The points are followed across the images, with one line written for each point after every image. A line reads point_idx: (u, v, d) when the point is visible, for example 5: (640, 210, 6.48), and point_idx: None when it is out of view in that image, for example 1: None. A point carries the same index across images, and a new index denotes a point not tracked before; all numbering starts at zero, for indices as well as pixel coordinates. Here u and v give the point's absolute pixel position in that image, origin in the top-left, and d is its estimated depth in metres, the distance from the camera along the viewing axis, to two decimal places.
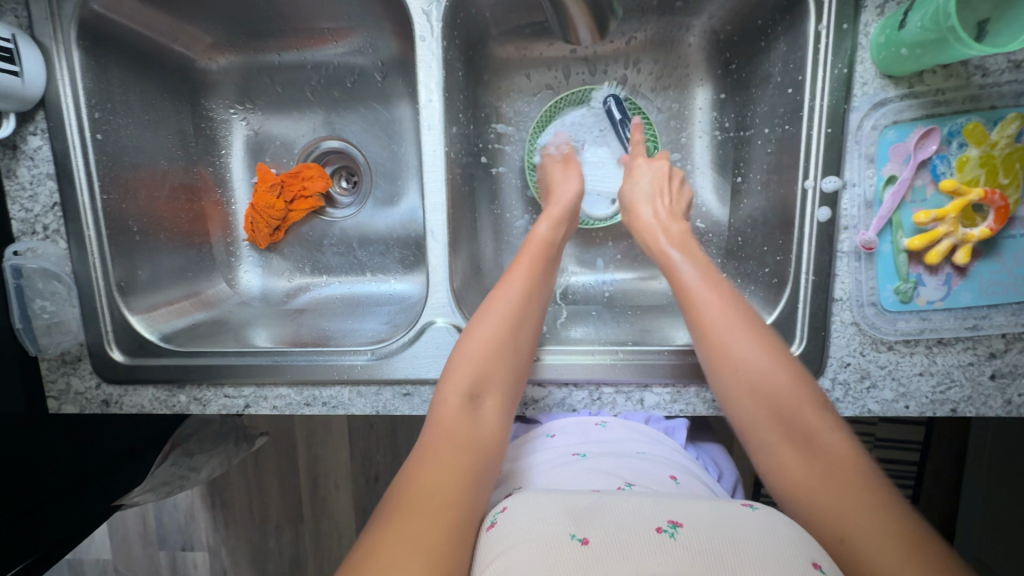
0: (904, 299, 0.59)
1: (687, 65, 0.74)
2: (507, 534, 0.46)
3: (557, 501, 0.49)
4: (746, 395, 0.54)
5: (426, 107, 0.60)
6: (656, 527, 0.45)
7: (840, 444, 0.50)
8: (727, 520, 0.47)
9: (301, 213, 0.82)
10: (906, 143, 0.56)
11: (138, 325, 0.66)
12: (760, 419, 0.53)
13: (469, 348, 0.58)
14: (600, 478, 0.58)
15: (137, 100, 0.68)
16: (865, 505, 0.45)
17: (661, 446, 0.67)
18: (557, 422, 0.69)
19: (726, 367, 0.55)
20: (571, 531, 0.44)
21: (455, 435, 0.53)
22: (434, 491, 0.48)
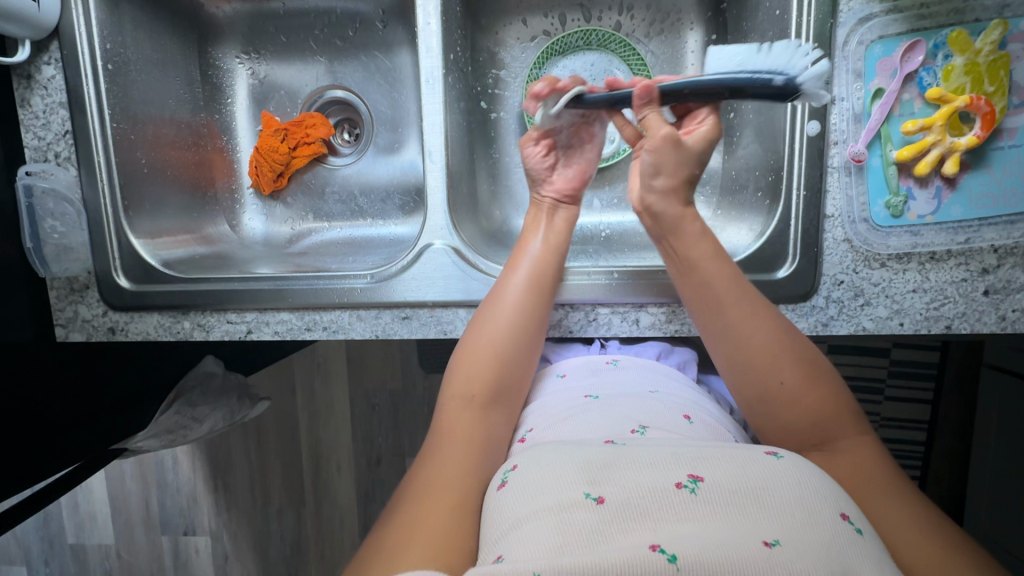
0: (895, 214, 0.59)
1: (678, 9, 0.77)
2: (522, 493, 0.47)
3: (570, 454, 0.49)
4: (771, 402, 0.56)
5: (425, 30, 0.62)
6: (676, 482, 0.44)
7: (862, 451, 0.53)
8: (749, 466, 0.46)
9: (304, 160, 0.84)
10: (892, 57, 0.57)
11: (143, 250, 0.68)
12: (787, 427, 0.56)
13: (474, 355, 0.61)
14: (614, 421, 0.57)
15: (146, 38, 0.71)
16: (892, 504, 0.49)
17: (673, 381, 0.67)
18: (567, 362, 0.70)
19: (749, 375, 0.57)
20: (584, 489, 0.44)
21: (467, 438, 0.56)
22: (448, 483, 0.51)
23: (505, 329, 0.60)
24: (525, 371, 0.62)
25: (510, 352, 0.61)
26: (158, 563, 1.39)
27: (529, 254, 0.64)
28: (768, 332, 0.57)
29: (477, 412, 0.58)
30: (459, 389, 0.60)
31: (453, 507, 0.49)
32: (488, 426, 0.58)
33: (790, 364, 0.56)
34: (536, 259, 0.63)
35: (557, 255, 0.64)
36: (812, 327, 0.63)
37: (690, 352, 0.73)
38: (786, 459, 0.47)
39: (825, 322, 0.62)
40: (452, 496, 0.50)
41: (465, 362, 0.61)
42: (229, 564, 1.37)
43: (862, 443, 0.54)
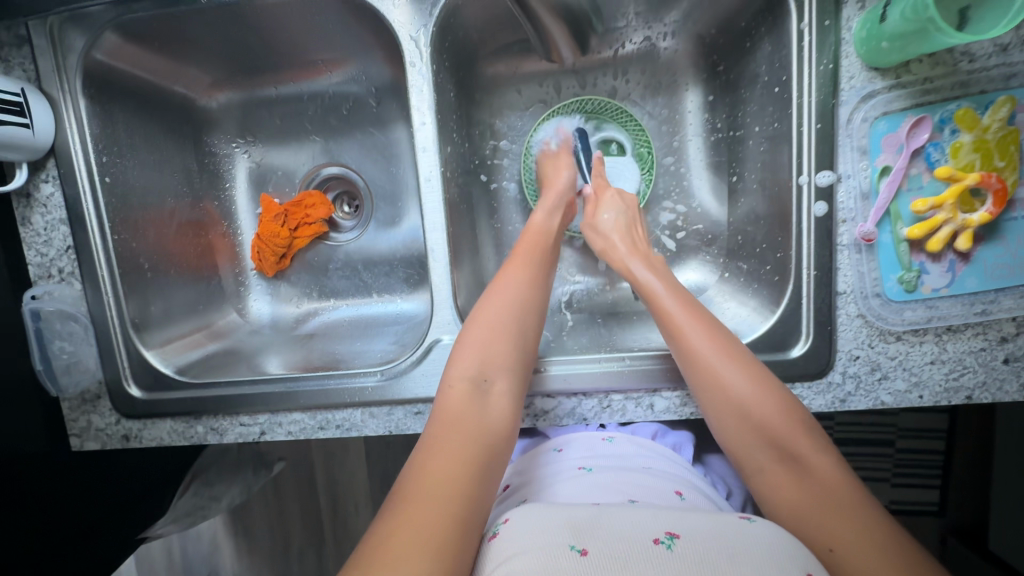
0: (909, 289, 0.58)
1: (675, 71, 0.75)
2: (506, 548, 0.46)
3: (557, 512, 0.49)
4: (733, 415, 0.54)
5: (420, 130, 0.61)
6: (653, 539, 0.45)
7: (829, 466, 0.50)
8: (727, 529, 0.47)
9: (306, 239, 0.83)
10: (898, 133, 0.56)
11: (153, 358, 0.68)
12: (751, 443, 0.54)
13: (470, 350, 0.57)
14: (605, 491, 0.57)
15: (141, 141, 0.70)
16: (852, 521, 0.46)
17: (667, 460, 0.66)
18: (564, 436, 0.70)
19: (717, 392, 0.55)
20: (568, 540, 0.44)
21: (467, 424, 0.52)
22: (442, 479, 0.47)
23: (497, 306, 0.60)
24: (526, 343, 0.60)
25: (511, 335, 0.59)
26: None
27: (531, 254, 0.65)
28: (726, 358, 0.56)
29: (473, 409, 0.53)
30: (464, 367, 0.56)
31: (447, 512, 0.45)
32: (496, 407, 0.55)
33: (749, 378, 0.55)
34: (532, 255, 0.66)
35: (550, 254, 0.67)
36: (830, 404, 0.62)
37: (687, 433, 0.74)
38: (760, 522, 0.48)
39: (843, 398, 0.61)
40: (449, 497, 0.46)
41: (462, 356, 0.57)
42: None
43: (827, 456, 0.51)
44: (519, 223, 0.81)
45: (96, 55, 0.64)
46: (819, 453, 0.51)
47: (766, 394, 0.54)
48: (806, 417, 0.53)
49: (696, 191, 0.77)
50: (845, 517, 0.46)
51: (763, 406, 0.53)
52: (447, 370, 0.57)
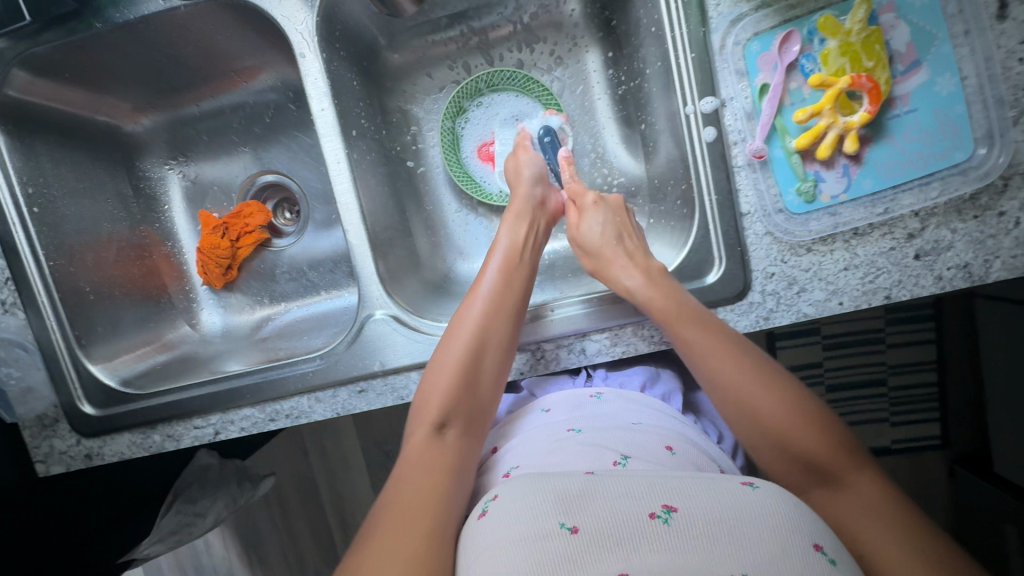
0: (809, 199, 0.60)
1: (572, 32, 0.78)
2: (498, 521, 0.48)
3: (548, 483, 0.49)
4: (767, 437, 0.57)
5: (320, 116, 0.63)
6: (650, 513, 0.46)
7: (869, 481, 0.53)
8: (726, 496, 0.48)
9: (249, 248, 0.86)
10: (771, 51, 0.58)
11: (101, 373, 0.70)
12: (788, 466, 0.57)
13: (441, 387, 0.60)
14: (596, 450, 0.58)
15: (69, 170, 0.73)
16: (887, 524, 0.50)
17: (658, 413, 0.66)
18: (551, 397, 0.69)
19: (743, 415, 0.58)
20: (560, 518, 0.45)
21: (437, 467, 0.56)
22: (409, 505, 0.52)
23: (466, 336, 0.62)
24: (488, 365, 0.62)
25: (472, 381, 0.61)
26: None
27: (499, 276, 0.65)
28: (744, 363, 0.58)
29: (437, 449, 0.58)
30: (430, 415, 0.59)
31: (425, 533, 0.50)
32: (456, 452, 0.58)
33: (784, 399, 0.57)
34: (502, 280, 0.65)
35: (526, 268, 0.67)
36: (755, 323, 0.63)
37: (673, 382, 0.74)
38: (762, 490, 0.49)
39: (767, 315, 0.63)
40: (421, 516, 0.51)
41: (429, 399, 0.60)
42: None
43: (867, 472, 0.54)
44: (451, 202, 0.83)
45: (9, 91, 0.67)
46: (860, 473, 0.54)
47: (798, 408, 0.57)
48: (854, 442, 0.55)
49: (612, 148, 0.79)
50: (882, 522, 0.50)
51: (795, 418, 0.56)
52: (414, 414, 0.61)
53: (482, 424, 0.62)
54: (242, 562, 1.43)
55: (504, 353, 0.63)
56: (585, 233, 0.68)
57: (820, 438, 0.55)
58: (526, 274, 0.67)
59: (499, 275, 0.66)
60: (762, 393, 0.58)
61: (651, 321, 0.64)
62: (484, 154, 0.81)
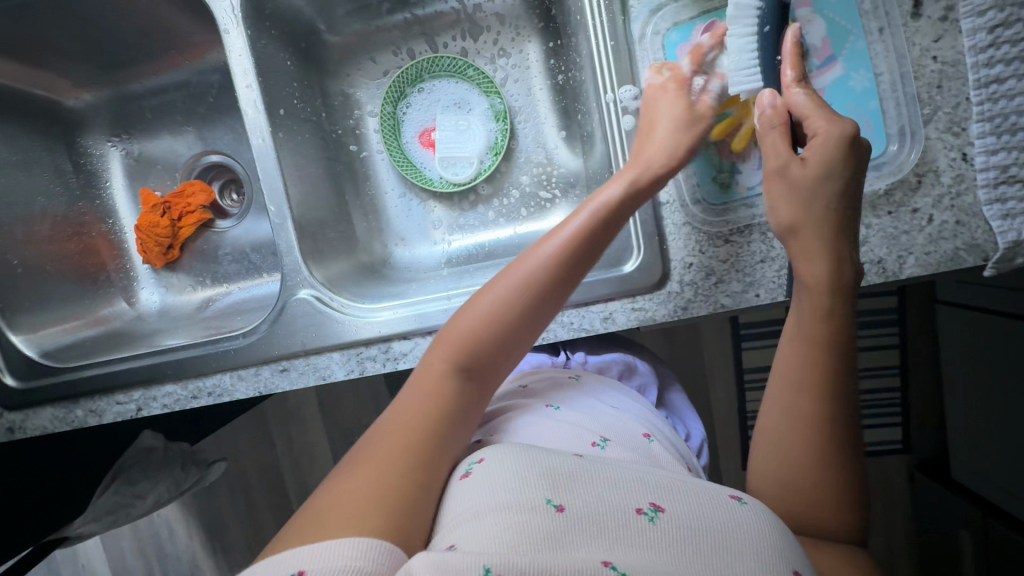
0: (724, 189, 0.61)
1: (515, 20, 0.78)
2: (482, 487, 0.45)
3: (539, 457, 0.48)
4: (788, 379, 0.52)
5: (246, 93, 0.63)
6: (637, 508, 0.44)
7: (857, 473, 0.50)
8: (716, 501, 0.46)
9: (190, 228, 0.86)
10: (690, 41, 0.59)
11: (21, 343, 0.70)
12: (799, 417, 0.51)
13: (474, 339, 0.53)
14: (579, 432, 0.60)
15: (2, 144, 0.74)
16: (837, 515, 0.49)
17: (633, 401, 0.72)
18: (532, 377, 0.75)
19: (794, 343, 0.53)
20: (547, 494, 0.44)
21: (434, 423, 0.49)
22: (395, 456, 0.47)
23: (520, 300, 0.54)
24: (508, 354, 0.55)
25: (503, 355, 0.54)
26: None
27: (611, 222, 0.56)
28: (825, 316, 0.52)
29: (440, 396, 0.51)
30: (456, 356, 0.53)
31: (403, 491, 0.45)
32: (460, 413, 0.51)
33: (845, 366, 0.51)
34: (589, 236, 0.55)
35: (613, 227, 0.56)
36: (673, 313, 0.63)
37: (651, 376, 0.82)
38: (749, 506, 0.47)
39: (684, 305, 0.63)
40: (398, 476, 0.46)
41: (454, 337, 0.53)
42: None
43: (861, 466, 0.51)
44: (395, 187, 0.83)
45: None
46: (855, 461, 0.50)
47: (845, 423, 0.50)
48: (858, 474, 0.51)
49: (551, 141, 0.79)
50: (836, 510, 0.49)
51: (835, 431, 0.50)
52: (428, 349, 0.55)
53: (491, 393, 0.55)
54: (206, 551, 1.43)
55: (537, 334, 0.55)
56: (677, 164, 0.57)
57: (842, 433, 0.50)
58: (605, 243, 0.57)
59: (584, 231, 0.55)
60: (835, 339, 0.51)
61: (571, 308, 0.64)
62: (428, 139, 0.81)
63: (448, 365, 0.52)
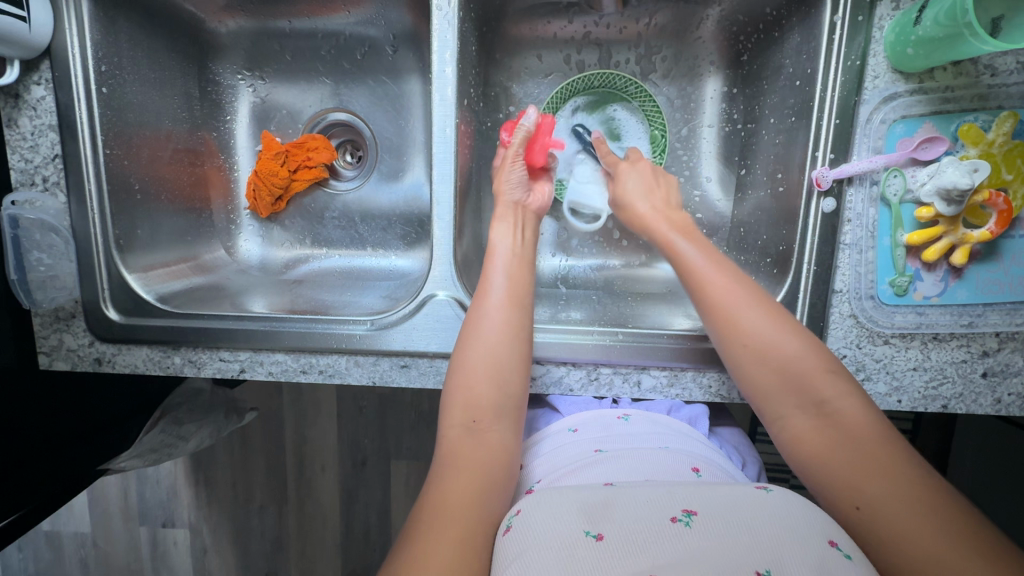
0: (900, 293, 0.59)
1: (698, 56, 0.75)
2: (530, 533, 0.48)
3: (572, 499, 0.51)
4: (740, 342, 0.56)
5: (439, 77, 0.59)
6: (671, 517, 0.47)
7: (857, 410, 0.52)
8: (743, 501, 0.49)
9: (304, 183, 0.81)
10: (913, 140, 0.56)
11: (134, 283, 0.65)
12: (772, 385, 0.55)
13: (466, 384, 0.59)
14: (623, 475, 0.59)
15: (144, 57, 0.67)
16: (875, 470, 0.48)
17: (682, 437, 0.65)
18: (577, 415, 0.69)
19: (740, 338, 0.56)
20: (584, 526, 0.47)
21: (471, 461, 0.55)
22: (446, 504, 0.51)
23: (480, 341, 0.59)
24: (512, 380, 0.60)
25: (495, 363, 0.59)
26: (136, 553, 1.46)
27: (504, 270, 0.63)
28: (765, 315, 0.56)
29: (468, 449, 0.56)
30: (457, 411, 0.58)
31: (457, 539, 0.49)
32: (489, 445, 0.57)
33: (783, 333, 0.55)
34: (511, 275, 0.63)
35: (528, 268, 0.65)
36: None
37: (702, 406, 0.72)
38: (775, 493, 0.50)
39: None
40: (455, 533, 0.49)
41: (454, 397, 0.59)
42: (207, 558, 1.44)
43: (857, 404, 0.52)
44: None
45: None
46: (845, 396, 0.52)
47: (797, 347, 0.54)
48: (834, 364, 0.54)
49: (701, 180, 0.77)
50: (873, 465, 0.48)
51: (795, 362, 0.54)
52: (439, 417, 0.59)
53: (516, 416, 0.59)
54: (189, 481, 1.40)
55: (516, 345, 0.60)
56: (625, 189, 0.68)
57: (813, 368, 0.54)
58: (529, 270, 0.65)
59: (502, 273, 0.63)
60: (777, 335, 0.55)
61: (712, 370, 0.63)
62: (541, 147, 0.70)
63: (460, 422, 0.58)
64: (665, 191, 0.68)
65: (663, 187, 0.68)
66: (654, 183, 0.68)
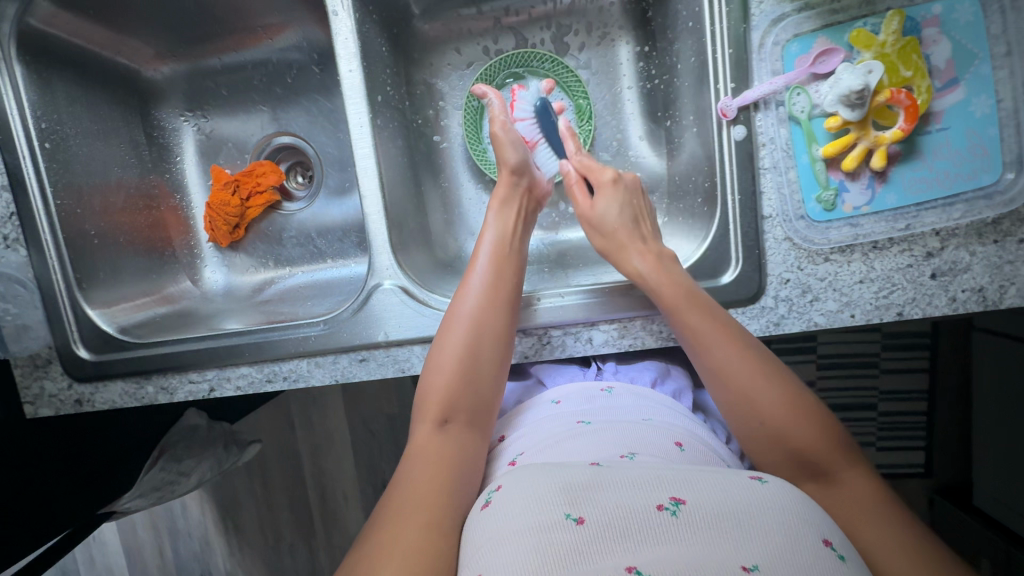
0: (829, 208, 0.59)
1: (608, 22, 0.77)
2: (504, 515, 0.46)
3: (555, 476, 0.48)
4: (747, 408, 0.56)
5: (347, 77, 0.62)
6: (656, 504, 0.44)
7: (861, 478, 0.52)
8: (735, 487, 0.47)
9: (258, 209, 0.84)
10: (810, 55, 0.57)
11: (97, 317, 0.69)
12: (781, 460, 0.55)
13: (436, 370, 0.61)
14: (603, 446, 0.57)
15: (84, 111, 0.72)
16: (880, 530, 0.48)
17: (668, 410, 0.65)
18: (561, 388, 0.69)
19: (744, 402, 0.56)
20: (565, 509, 0.44)
21: (439, 459, 0.55)
22: (412, 503, 0.51)
23: (461, 334, 0.61)
24: (489, 367, 0.61)
25: (472, 357, 0.61)
26: None
27: (490, 270, 0.65)
28: (768, 377, 0.56)
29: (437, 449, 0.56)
30: (431, 409, 0.59)
31: (422, 525, 0.49)
32: (462, 447, 0.57)
33: (788, 395, 0.55)
34: (493, 272, 0.65)
35: (513, 262, 0.66)
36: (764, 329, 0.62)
37: (685, 379, 0.73)
38: (769, 487, 0.47)
39: (777, 321, 0.62)
40: (416, 525, 0.49)
41: (429, 396, 0.60)
42: None
43: (858, 471, 0.53)
44: (469, 180, 0.82)
45: (30, 20, 0.64)
46: (856, 470, 0.53)
47: (801, 412, 0.54)
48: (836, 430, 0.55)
49: (633, 141, 0.78)
50: (883, 531, 0.48)
51: (798, 427, 0.54)
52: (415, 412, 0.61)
53: (486, 414, 0.61)
54: (217, 529, 1.42)
55: (500, 345, 0.62)
56: (600, 214, 0.68)
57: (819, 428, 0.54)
58: (515, 266, 0.67)
59: (488, 269, 0.65)
60: (783, 398, 0.55)
61: (660, 316, 0.64)
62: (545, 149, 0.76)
63: (432, 421, 0.59)
64: (644, 218, 0.68)
65: (643, 212, 0.69)
66: (636, 209, 0.68)
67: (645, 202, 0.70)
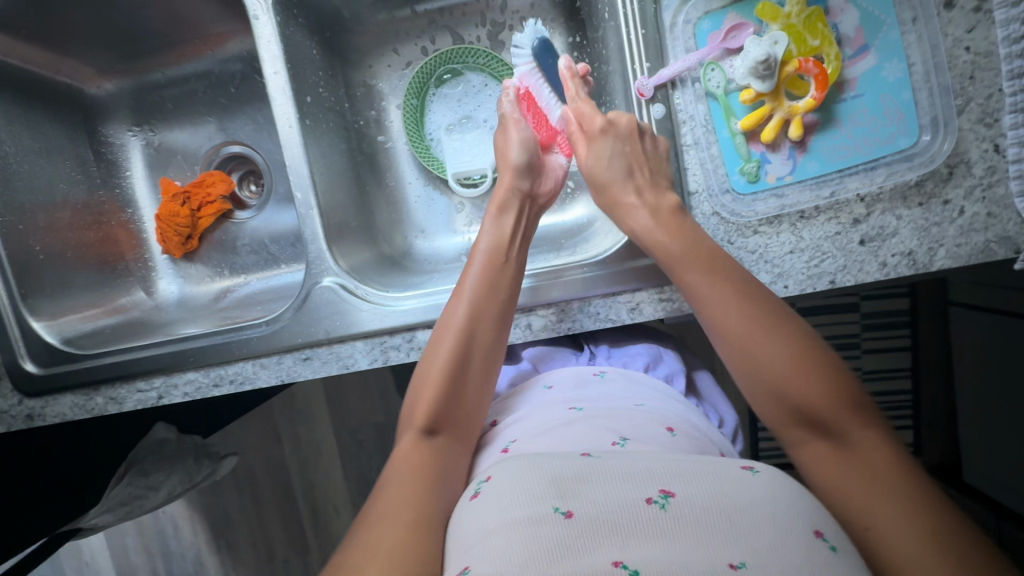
0: (752, 179, 0.60)
1: (539, 14, 0.78)
2: (487, 508, 0.45)
3: (545, 465, 0.46)
4: (749, 361, 0.53)
5: (272, 79, 0.64)
6: (645, 498, 0.42)
7: (875, 442, 0.47)
8: (727, 479, 0.45)
9: (209, 218, 0.85)
10: (721, 31, 0.58)
11: (41, 328, 0.69)
12: (786, 418, 0.52)
13: (431, 359, 0.60)
14: (596, 431, 0.55)
15: (25, 130, 0.74)
16: (886, 497, 0.44)
17: (663, 396, 0.64)
18: (554, 372, 0.69)
19: (748, 355, 0.53)
20: (554, 501, 0.42)
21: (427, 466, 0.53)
22: (391, 505, 0.50)
23: (457, 327, 0.60)
24: (484, 358, 0.60)
25: (466, 348, 0.59)
26: None
27: (486, 257, 0.63)
28: (774, 333, 0.52)
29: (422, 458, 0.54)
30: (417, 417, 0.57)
31: (406, 525, 0.47)
32: (448, 457, 0.55)
33: (793, 351, 0.52)
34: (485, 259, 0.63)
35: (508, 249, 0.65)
36: None
37: (679, 364, 0.72)
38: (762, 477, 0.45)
39: None
40: (398, 528, 0.47)
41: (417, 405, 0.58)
42: None
43: (873, 435, 0.48)
44: (416, 177, 0.82)
45: None
46: (868, 432, 0.48)
47: (808, 374, 0.50)
48: (852, 391, 0.50)
49: None
50: (887, 495, 0.44)
51: (805, 386, 0.50)
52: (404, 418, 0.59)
53: (472, 428, 0.59)
54: (210, 549, 1.42)
55: (498, 333, 0.61)
56: (595, 166, 0.64)
57: (829, 388, 0.50)
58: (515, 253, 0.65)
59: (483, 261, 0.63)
60: (787, 355, 0.51)
61: (598, 297, 0.64)
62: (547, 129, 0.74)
63: (415, 432, 0.56)
64: (649, 162, 0.61)
65: (648, 157, 0.61)
66: (637, 155, 0.61)
67: (650, 138, 0.61)
